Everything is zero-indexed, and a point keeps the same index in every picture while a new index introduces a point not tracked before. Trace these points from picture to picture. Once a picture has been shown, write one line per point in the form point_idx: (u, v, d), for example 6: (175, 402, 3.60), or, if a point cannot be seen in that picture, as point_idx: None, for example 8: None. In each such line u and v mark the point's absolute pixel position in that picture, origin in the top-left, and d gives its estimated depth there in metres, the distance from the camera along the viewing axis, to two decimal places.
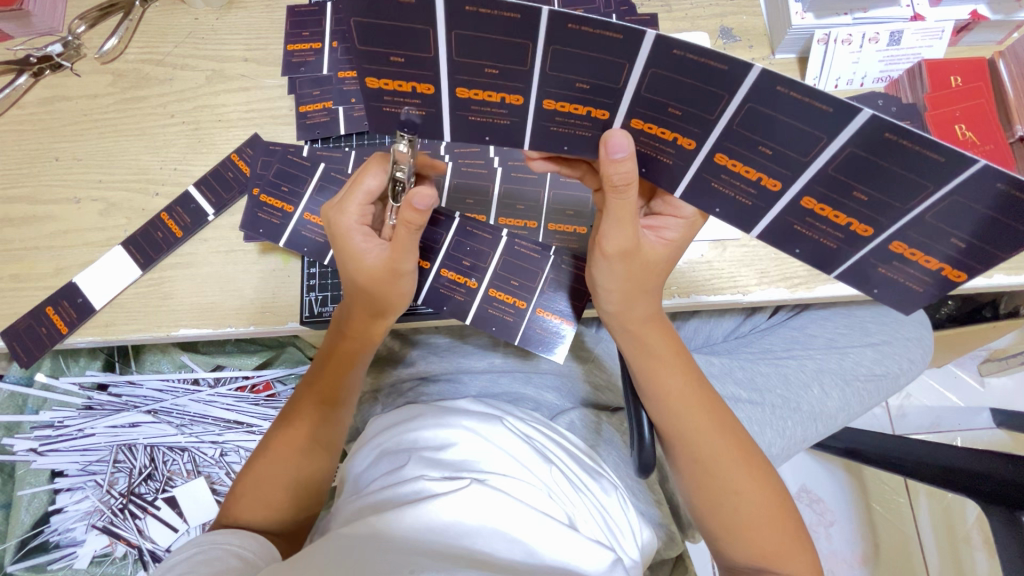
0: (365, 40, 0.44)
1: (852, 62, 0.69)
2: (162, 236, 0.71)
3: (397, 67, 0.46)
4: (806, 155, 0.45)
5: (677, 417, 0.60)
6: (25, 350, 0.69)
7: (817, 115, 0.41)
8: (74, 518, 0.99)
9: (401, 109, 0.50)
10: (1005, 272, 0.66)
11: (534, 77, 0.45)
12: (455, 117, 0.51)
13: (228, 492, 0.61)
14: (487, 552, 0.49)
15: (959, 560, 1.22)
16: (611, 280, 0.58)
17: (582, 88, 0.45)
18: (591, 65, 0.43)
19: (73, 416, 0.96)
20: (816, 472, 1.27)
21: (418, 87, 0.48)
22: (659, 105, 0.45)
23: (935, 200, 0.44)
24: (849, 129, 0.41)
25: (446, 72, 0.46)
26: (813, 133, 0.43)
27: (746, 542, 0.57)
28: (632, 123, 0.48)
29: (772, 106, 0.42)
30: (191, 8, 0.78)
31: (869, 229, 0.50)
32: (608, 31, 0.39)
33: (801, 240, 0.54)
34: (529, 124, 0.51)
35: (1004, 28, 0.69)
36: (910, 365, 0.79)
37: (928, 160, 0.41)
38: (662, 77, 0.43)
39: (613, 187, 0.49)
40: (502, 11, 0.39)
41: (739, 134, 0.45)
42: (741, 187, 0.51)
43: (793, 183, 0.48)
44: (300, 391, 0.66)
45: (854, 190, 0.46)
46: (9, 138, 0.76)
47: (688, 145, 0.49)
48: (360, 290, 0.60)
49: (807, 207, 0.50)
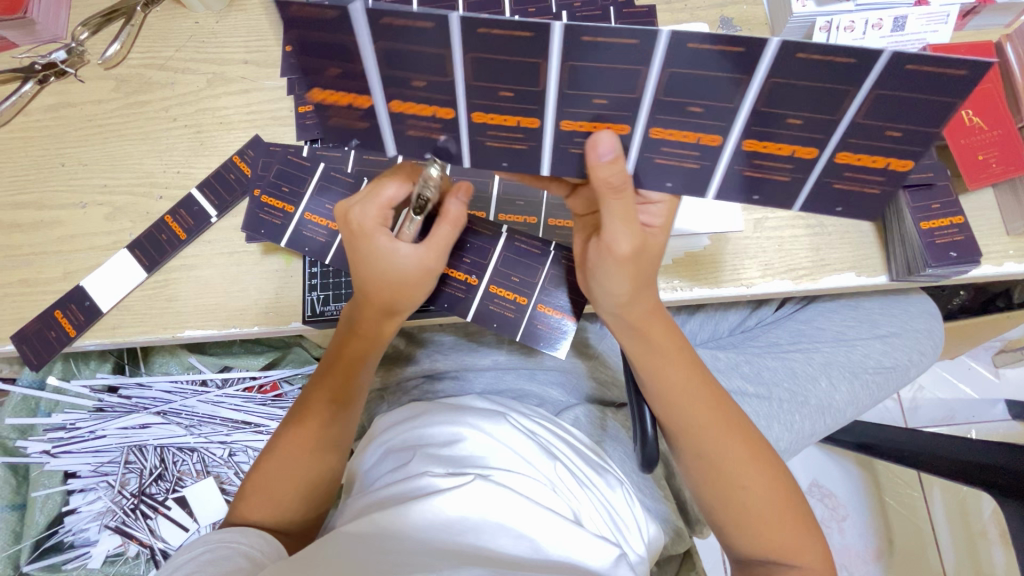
0: (302, 54, 0.45)
1: (854, 50, 0.67)
2: (166, 238, 0.71)
3: (334, 82, 0.48)
4: (732, 100, 0.44)
5: (683, 411, 0.59)
6: (35, 353, 0.70)
7: (732, 57, 0.40)
8: (88, 518, 1.00)
9: (344, 123, 0.52)
10: (1017, 260, 0.64)
11: (458, 87, 0.46)
12: (395, 132, 0.52)
13: (239, 491, 0.61)
14: (492, 548, 0.49)
15: (976, 555, 1.22)
16: (611, 280, 0.57)
17: (506, 95, 0.47)
18: (511, 68, 0.44)
19: (84, 419, 0.98)
20: (828, 467, 1.26)
21: (358, 102, 0.49)
22: (583, 99, 0.46)
23: (861, 98, 0.43)
24: (768, 61, 0.41)
25: (378, 87, 0.47)
26: (733, 77, 0.42)
27: (760, 535, 0.57)
28: (562, 125, 0.49)
29: (682, 62, 0.42)
30: (192, 12, 0.79)
31: (813, 151, 0.49)
32: (518, 31, 0.41)
33: (755, 182, 0.53)
34: (463, 138, 0.53)
35: (1011, 10, 0.67)
36: (921, 357, 0.78)
37: (842, 64, 0.40)
38: (579, 69, 0.43)
39: (613, 190, 0.49)
40: (413, 21, 0.40)
41: (666, 103, 0.45)
42: (684, 154, 0.50)
43: (730, 131, 0.47)
44: (308, 392, 0.65)
45: (786, 117, 0.46)
46: (16, 144, 0.77)
47: (622, 131, 0.49)
48: (373, 290, 0.60)
49: (750, 150, 0.49)
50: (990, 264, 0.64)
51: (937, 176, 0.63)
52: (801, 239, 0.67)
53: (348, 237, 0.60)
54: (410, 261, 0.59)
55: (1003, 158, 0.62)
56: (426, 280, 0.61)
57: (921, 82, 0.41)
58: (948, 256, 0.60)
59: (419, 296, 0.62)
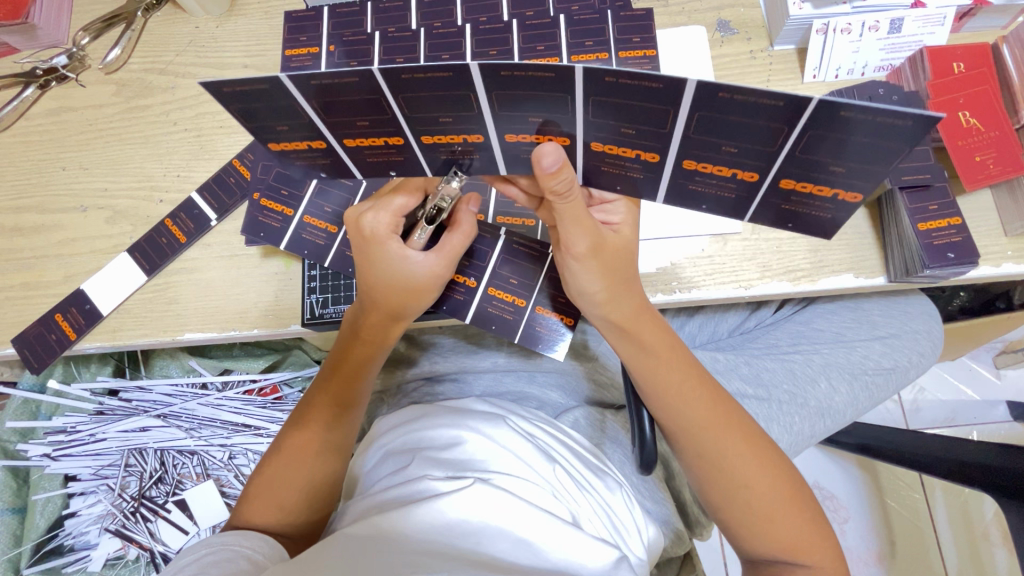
0: (246, 120, 0.51)
1: (852, 52, 0.68)
2: (166, 242, 0.72)
3: (286, 134, 0.53)
4: (663, 126, 0.45)
5: (681, 414, 0.59)
6: (36, 356, 0.71)
7: (652, 91, 0.42)
8: (87, 522, 1.00)
9: (309, 162, 0.58)
10: (1014, 260, 0.64)
11: (399, 120, 0.49)
12: (356, 160, 0.57)
13: (241, 495, 0.62)
14: (494, 550, 0.49)
15: (977, 557, 1.21)
16: (585, 278, 0.57)
17: (446, 121, 0.49)
18: (443, 100, 0.46)
19: (84, 422, 0.98)
20: (829, 469, 1.26)
21: (312, 144, 0.54)
22: (521, 118, 0.48)
23: (795, 136, 0.44)
24: (690, 98, 0.42)
25: (326, 129, 0.51)
26: (662, 107, 0.43)
27: (766, 535, 0.57)
28: (507, 138, 0.51)
29: (612, 94, 0.43)
30: (192, 17, 0.79)
31: (755, 175, 0.49)
32: (437, 71, 0.43)
33: (702, 196, 0.54)
34: (420, 158, 0.55)
35: (1008, 12, 0.67)
36: (920, 359, 0.78)
37: (767, 105, 0.41)
38: (506, 96, 0.45)
39: (556, 194, 0.50)
40: (341, 79, 0.44)
41: (597, 124, 0.46)
42: (627, 166, 0.52)
43: (667, 151, 0.48)
44: (310, 397, 0.66)
45: (722, 146, 0.46)
46: (18, 149, 0.77)
47: (564, 142, 0.50)
48: (376, 294, 0.61)
49: (690, 168, 0.50)
50: (987, 264, 0.64)
51: (935, 177, 0.62)
52: (800, 241, 0.66)
53: (359, 243, 0.60)
54: (419, 270, 0.60)
55: (1001, 159, 0.63)
56: (433, 287, 0.61)
57: (855, 125, 0.41)
58: (946, 257, 0.60)
59: (424, 302, 0.63)
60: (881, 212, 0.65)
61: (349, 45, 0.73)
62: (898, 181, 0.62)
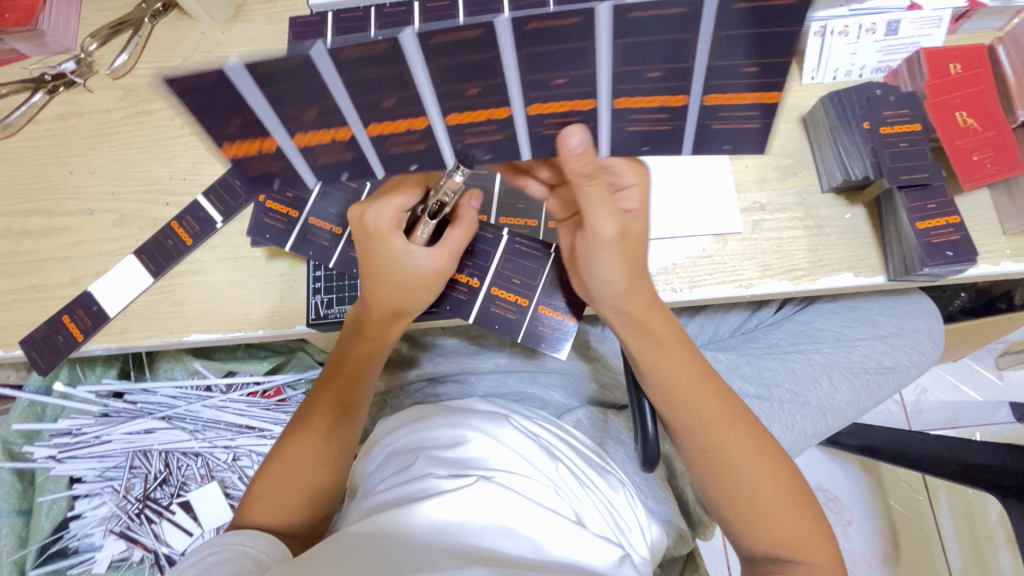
0: (268, 104, 0.44)
1: (849, 54, 0.68)
2: (172, 244, 0.72)
3: (310, 122, 0.47)
4: (588, 67, 0.43)
5: (684, 409, 0.60)
6: (43, 358, 0.72)
7: (565, 30, 0.40)
8: (92, 524, 1.00)
9: (262, 168, 0.53)
10: (1012, 259, 0.64)
11: (347, 109, 0.46)
12: (377, 154, 0.52)
13: (245, 494, 0.62)
14: (494, 548, 0.49)
15: (982, 559, 1.21)
16: (607, 267, 0.58)
17: (388, 104, 0.46)
18: (465, 70, 0.43)
19: (89, 424, 0.98)
20: (832, 471, 1.26)
21: (264, 146, 0.50)
22: (455, 91, 0.45)
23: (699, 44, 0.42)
24: (603, 24, 0.40)
25: (274, 126, 0.47)
26: (581, 44, 0.41)
27: (764, 532, 0.57)
28: (530, 109, 0.48)
29: (531, 43, 0.41)
30: (198, 23, 0.80)
31: (678, 98, 0.47)
32: (375, 45, 0.40)
33: (640, 136, 0.51)
34: (370, 154, 0.52)
35: (1004, 14, 0.68)
36: (921, 357, 0.78)
37: (675, 15, 0.39)
38: (449, 66, 0.43)
39: (582, 176, 0.52)
40: (284, 63, 0.40)
41: (531, 82, 0.45)
42: (566, 121, 0.49)
43: (597, 94, 0.46)
44: (314, 395, 0.66)
45: (646, 72, 0.44)
46: (26, 153, 0.78)
47: (502, 114, 0.48)
48: (379, 291, 0.61)
49: (623, 108, 0.48)
50: (984, 263, 0.65)
51: (933, 176, 0.62)
52: (799, 240, 0.67)
53: (360, 239, 0.61)
54: (421, 264, 0.61)
55: (998, 158, 0.63)
56: (436, 281, 0.63)
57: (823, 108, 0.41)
58: (945, 255, 0.61)
59: (427, 299, 0.64)
60: (880, 210, 0.66)
61: None
62: (897, 181, 0.62)
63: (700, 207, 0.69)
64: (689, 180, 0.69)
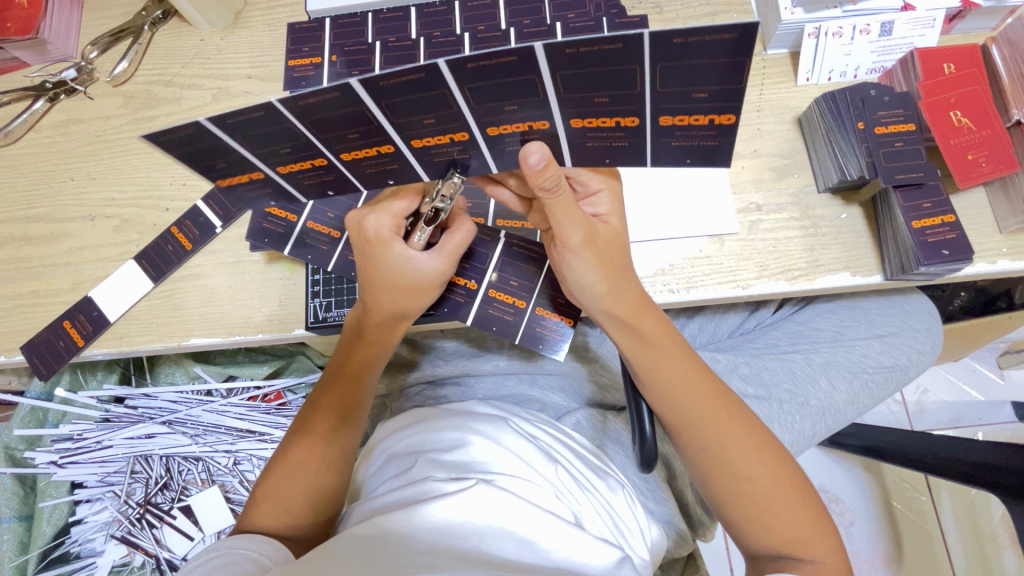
0: (248, 149, 0.50)
1: (844, 55, 0.69)
2: (172, 249, 0.73)
3: (290, 156, 0.52)
4: (632, 87, 0.43)
5: (681, 410, 0.60)
6: (44, 363, 0.72)
7: (612, 53, 0.40)
8: (93, 528, 1.00)
9: (317, 181, 0.57)
10: (1009, 257, 0.65)
11: (387, 128, 0.49)
12: (355, 173, 0.56)
13: (247, 501, 0.62)
14: (494, 550, 0.49)
15: (986, 559, 1.20)
16: (584, 270, 0.58)
17: (430, 122, 0.48)
18: (421, 103, 0.46)
19: (90, 429, 0.99)
20: (835, 471, 1.26)
21: (315, 162, 0.54)
22: (497, 108, 0.46)
23: (650, 73, 0.42)
24: (543, 61, 0.41)
25: (324, 145, 0.51)
26: (527, 78, 0.42)
27: (766, 529, 0.57)
28: (489, 131, 0.49)
29: (573, 65, 0.41)
30: (197, 30, 0.80)
31: (635, 119, 0.47)
32: (410, 74, 0.42)
33: (685, 150, 0.51)
34: (414, 163, 0.55)
35: (997, 14, 0.68)
36: (920, 357, 0.78)
37: (721, 41, 0.39)
38: (396, 104, 0.46)
39: (544, 191, 0.50)
40: (323, 94, 0.44)
41: (571, 100, 0.45)
42: (610, 136, 0.49)
43: (643, 112, 0.46)
44: (314, 400, 0.66)
45: (692, 92, 0.44)
46: (27, 160, 0.79)
47: (543, 127, 0.49)
48: (381, 296, 0.62)
49: (579, 126, 0.48)
50: (981, 262, 0.65)
51: (927, 176, 0.62)
52: (796, 240, 0.67)
53: (361, 245, 0.61)
54: (422, 268, 0.61)
55: (993, 157, 0.64)
56: (435, 286, 0.63)
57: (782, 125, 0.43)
58: (940, 254, 0.61)
59: (426, 302, 0.64)
60: (875, 209, 0.66)
61: (351, 55, 0.75)
62: (891, 181, 0.62)
63: (697, 208, 0.69)
64: (686, 181, 0.70)
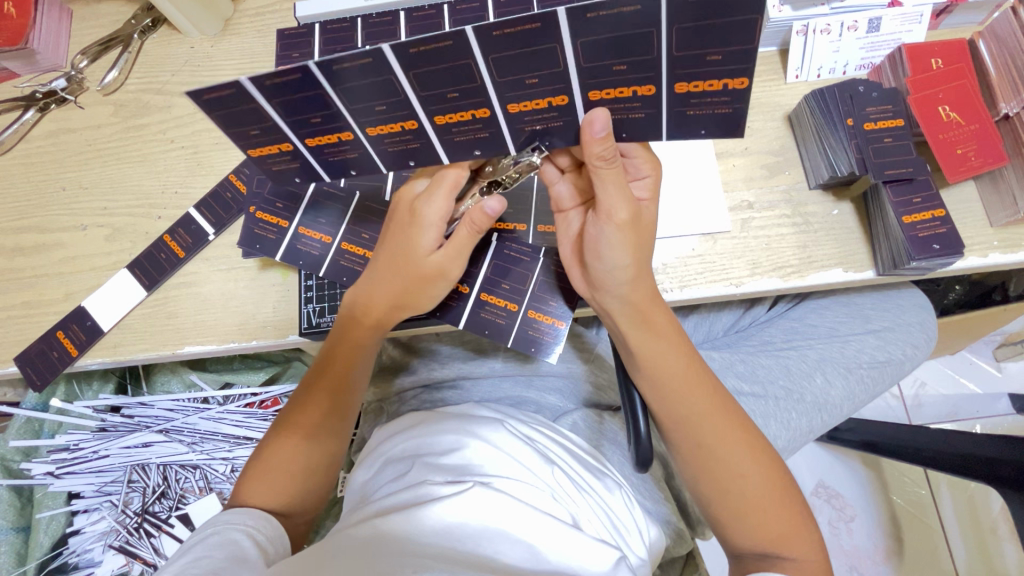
0: (279, 115, 0.50)
1: (832, 52, 0.69)
2: (165, 257, 0.73)
3: (318, 127, 0.52)
4: (649, 53, 0.44)
5: (684, 405, 0.60)
6: (38, 373, 0.72)
7: (632, 16, 0.41)
8: (91, 539, 1.00)
9: (341, 157, 0.57)
10: (1001, 250, 0.65)
11: (413, 101, 0.49)
12: (379, 152, 0.56)
13: (237, 481, 0.61)
14: (490, 553, 0.49)
15: (987, 552, 1.20)
16: (616, 252, 0.57)
17: (453, 96, 0.49)
18: (447, 74, 0.47)
19: (87, 439, 0.98)
20: (834, 467, 1.26)
21: (342, 136, 0.54)
22: (518, 81, 0.47)
23: (666, 35, 0.43)
24: (565, 23, 0.42)
25: (353, 118, 0.51)
26: (546, 46, 0.44)
27: (753, 526, 0.57)
28: (510, 109, 0.51)
29: (594, 31, 0.42)
30: (187, 37, 0.80)
31: (652, 87, 0.48)
32: (439, 42, 0.44)
33: (700, 120, 0.51)
34: (434, 142, 0.55)
35: (983, 9, 0.69)
36: (915, 351, 0.79)
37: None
38: (424, 75, 0.47)
39: (602, 160, 0.51)
40: (355, 60, 0.45)
41: (591, 70, 0.46)
42: (627, 107, 0.50)
43: (661, 79, 0.47)
44: (311, 381, 0.65)
45: (707, 55, 0.45)
46: (18, 171, 0.79)
47: (562, 101, 0.49)
48: (387, 280, 0.62)
49: (597, 99, 0.49)
50: (973, 256, 0.65)
51: (917, 171, 0.62)
52: (788, 237, 0.68)
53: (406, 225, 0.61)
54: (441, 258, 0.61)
55: (982, 151, 0.64)
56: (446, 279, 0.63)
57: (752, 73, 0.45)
58: (932, 248, 0.61)
59: (431, 294, 0.64)
60: (866, 205, 0.67)
61: None
62: (881, 176, 0.62)
63: (689, 207, 0.69)
64: (677, 178, 0.70)
